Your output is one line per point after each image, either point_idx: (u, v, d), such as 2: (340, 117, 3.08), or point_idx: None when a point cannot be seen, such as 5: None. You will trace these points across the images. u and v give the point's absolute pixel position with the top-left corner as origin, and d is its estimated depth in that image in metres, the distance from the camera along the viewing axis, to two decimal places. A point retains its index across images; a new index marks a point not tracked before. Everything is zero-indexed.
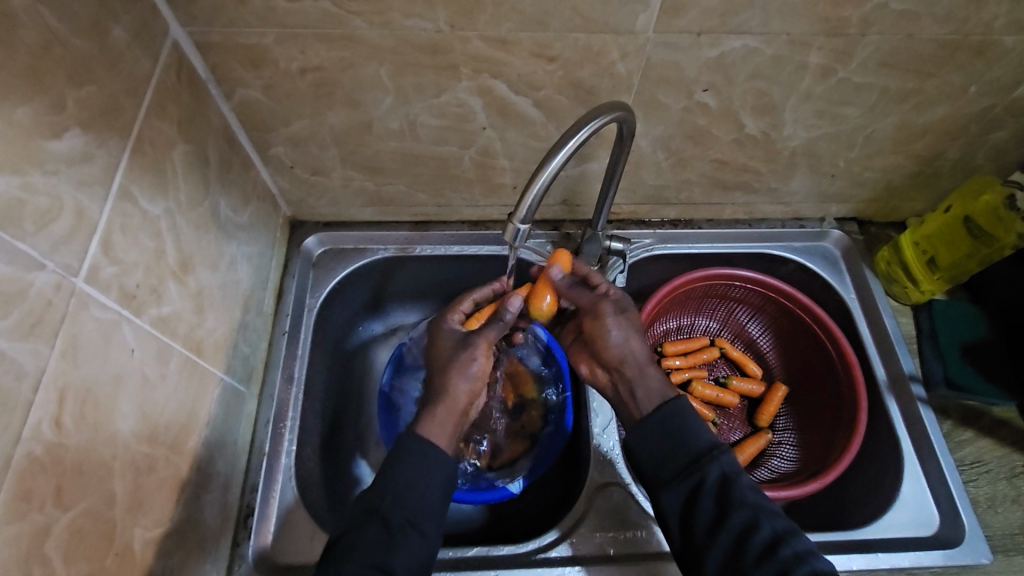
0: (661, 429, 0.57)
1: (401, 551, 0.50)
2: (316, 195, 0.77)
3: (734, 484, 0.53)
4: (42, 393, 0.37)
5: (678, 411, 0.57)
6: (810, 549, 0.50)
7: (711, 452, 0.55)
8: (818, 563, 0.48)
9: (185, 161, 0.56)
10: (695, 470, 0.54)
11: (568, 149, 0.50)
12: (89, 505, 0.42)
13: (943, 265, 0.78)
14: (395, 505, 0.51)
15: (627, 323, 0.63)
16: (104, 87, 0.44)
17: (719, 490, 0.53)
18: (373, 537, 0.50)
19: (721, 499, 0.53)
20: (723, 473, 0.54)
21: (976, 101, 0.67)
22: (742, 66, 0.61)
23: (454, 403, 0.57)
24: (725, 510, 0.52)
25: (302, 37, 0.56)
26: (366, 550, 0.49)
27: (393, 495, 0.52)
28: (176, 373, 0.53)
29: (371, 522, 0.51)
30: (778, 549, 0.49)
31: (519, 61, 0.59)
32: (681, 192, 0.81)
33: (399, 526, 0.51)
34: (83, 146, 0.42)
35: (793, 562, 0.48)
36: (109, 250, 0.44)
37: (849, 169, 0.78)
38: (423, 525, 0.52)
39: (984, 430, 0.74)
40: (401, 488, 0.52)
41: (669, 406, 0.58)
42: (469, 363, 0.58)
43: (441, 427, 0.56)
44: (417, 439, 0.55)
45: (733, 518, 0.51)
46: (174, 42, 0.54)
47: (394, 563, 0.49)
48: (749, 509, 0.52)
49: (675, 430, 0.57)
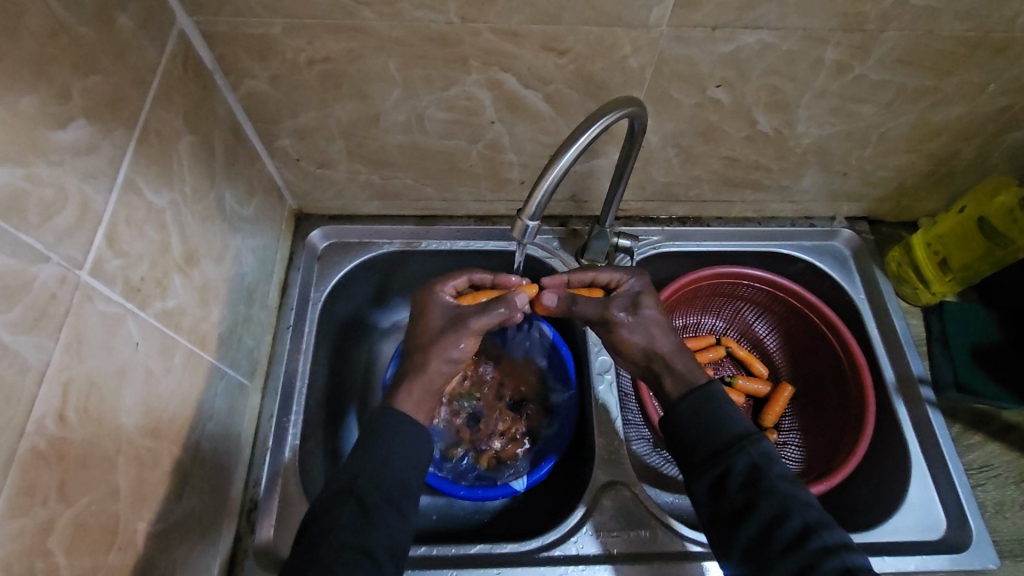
0: (690, 415, 0.56)
1: (378, 530, 0.50)
2: (321, 187, 0.77)
3: (764, 475, 0.53)
4: (45, 386, 0.37)
5: (710, 397, 0.56)
6: (840, 541, 0.50)
7: (741, 442, 0.54)
8: (848, 557, 0.49)
9: (191, 153, 0.55)
10: (724, 458, 0.54)
11: (579, 145, 0.50)
12: (93, 499, 0.41)
13: (955, 266, 0.76)
14: (369, 484, 0.51)
15: (642, 316, 0.59)
16: (110, 77, 0.44)
17: (749, 479, 0.53)
18: (350, 516, 0.50)
19: (751, 488, 0.53)
20: (752, 462, 0.53)
21: (994, 100, 0.66)
22: (757, 61, 0.60)
23: (434, 383, 0.57)
24: (754, 499, 0.52)
25: (310, 28, 0.55)
26: (342, 530, 0.49)
27: (367, 474, 0.51)
28: (181, 366, 0.53)
29: (346, 501, 0.50)
30: (807, 540, 0.50)
31: (529, 55, 0.58)
32: (690, 189, 0.80)
33: (376, 507, 0.51)
34: (88, 137, 0.41)
35: (822, 555, 0.49)
36: (114, 243, 0.44)
37: (861, 167, 0.76)
38: (400, 503, 0.52)
39: (993, 434, 0.73)
40: (380, 468, 0.52)
41: (700, 394, 0.57)
42: (452, 346, 0.57)
43: (419, 406, 0.56)
44: (405, 422, 0.54)
45: (763, 509, 0.52)
46: (181, 31, 0.53)
47: (370, 543, 0.49)
48: (779, 501, 0.52)
49: (704, 418, 0.56)
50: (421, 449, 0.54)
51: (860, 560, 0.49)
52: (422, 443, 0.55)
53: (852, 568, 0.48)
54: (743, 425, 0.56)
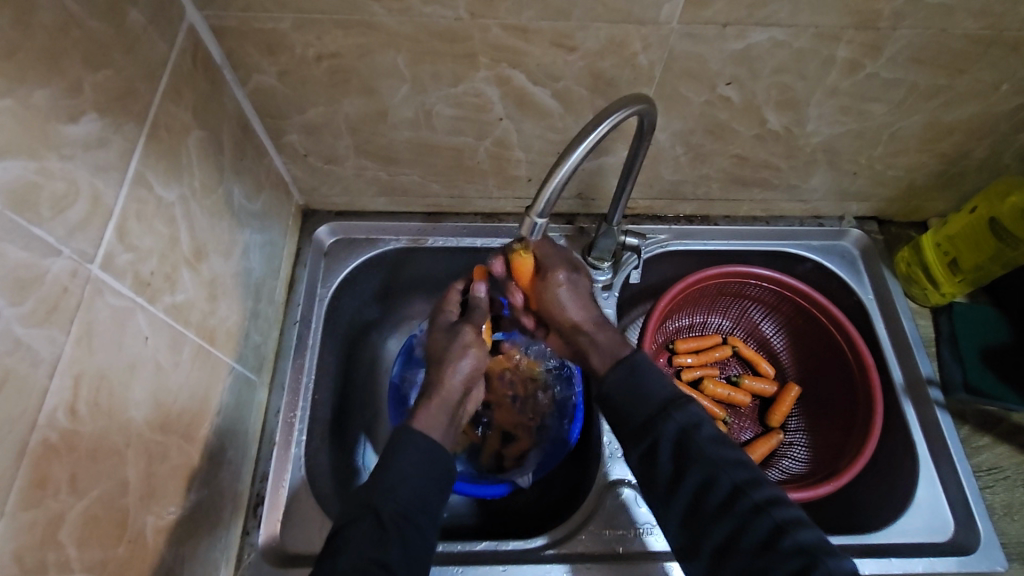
0: (618, 388, 0.58)
1: (397, 548, 0.49)
2: (329, 183, 0.77)
3: (692, 440, 0.53)
4: (57, 379, 0.37)
5: (634, 366, 0.58)
6: (769, 497, 0.51)
7: (666, 410, 0.55)
8: (778, 514, 0.50)
9: (200, 148, 0.55)
10: (651, 429, 0.55)
11: (589, 142, 0.50)
12: (102, 492, 0.41)
13: (965, 267, 0.76)
14: (384, 499, 0.51)
15: (575, 286, 0.63)
16: (121, 71, 0.44)
17: (676, 446, 0.54)
18: (363, 532, 0.49)
19: (678, 457, 0.53)
20: (679, 428, 0.54)
21: (1007, 99, 0.65)
22: (768, 59, 0.60)
23: (449, 396, 0.60)
24: (683, 468, 0.53)
25: (319, 22, 0.55)
26: (358, 546, 0.48)
27: (383, 489, 0.51)
28: (189, 361, 0.53)
29: (364, 519, 0.50)
30: (737, 502, 0.51)
31: (538, 51, 0.58)
32: (698, 187, 0.80)
33: (392, 523, 0.50)
34: (99, 131, 0.41)
35: (752, 515, 0.50)
36: (124, 237, 0.44)
37: (871, 166, 0.76)
38: (416, 520, 0.52)
39: (1002, 436, 0.73)
40: (393, 483, 0.52)
41: (624, 363, 0.58)
42: (460, 356, 0.61)
43: (435, 419, 0.58)
44: (418, 437, 0.55)
45: (691, 476, 0.52)
46: (191, 26, 0.53)
47: (389, 558, 0.49)
48: (706, 465, 0.52)
49: (631, 386, 0.57)
50: (431, 456, 0.54)
51: (790, 514, 0.50)
52: (433, 446, 0.55)
53: (782, 525, 0.49)
54: (671, 392, 0.56)
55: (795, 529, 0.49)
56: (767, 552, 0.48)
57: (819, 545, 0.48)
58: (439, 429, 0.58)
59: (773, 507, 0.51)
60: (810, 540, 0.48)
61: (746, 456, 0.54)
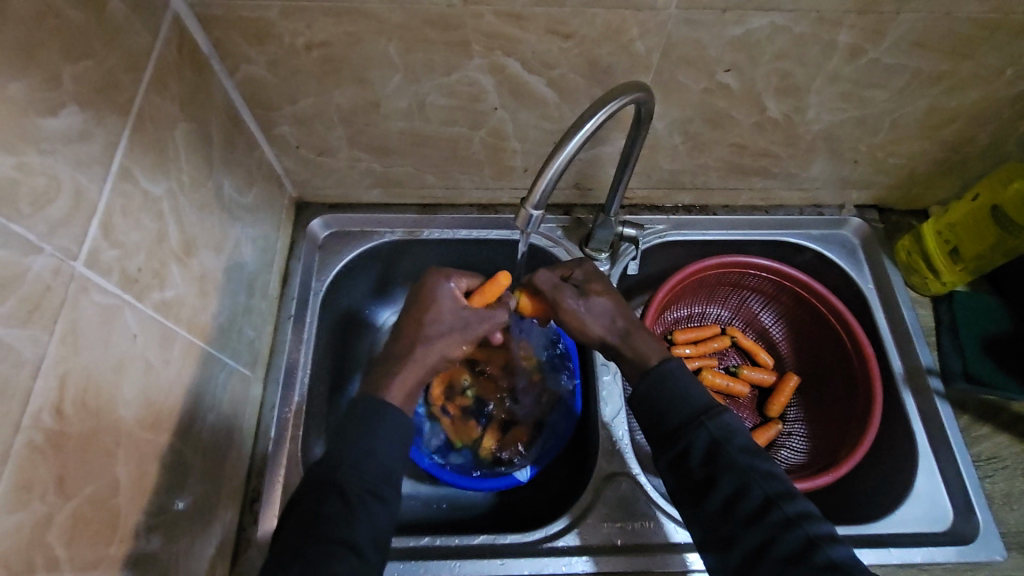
0: (650, 393, 0.56)
1: (361, 524, 0.48)
2: (322, 175, 0.75)
3: (725, 449, 0.53)
4: (41, 380, 0.36)
5: (666, 375, 0.57)
6: (802, 511, 0.50)
7: (700, 417, 0.54)
8: (810, 528, 0.49)
9: (188, 141, 0.54)
10: (683, 436, 0.54)
11: (585, 131, 0.48)
12: (92, 492, 0.41)
13: (966, 256, 0.75)
14: (350, 476, 0.50)
15: (592, 304, 0.62)
16: (102, 62, 0.42)
17: (708, 453, 0.53)
18: (335, 512, 0.48)
19: (710, 463, 0.52)
20: (712, 437, 0.53)
21: (1010, 84, 0.64)
22: (767, 45, 0.59)
23: (426, 367, 0.57)
24: (715, 474, 0.52)
25: (307, 10, 0.53)
26: (325, 526, 0.47)
27: (350, 467, 0.50)
28: (180, 358, 0.52)
29: (331, 497, 0.49)
30: (768, 513, 0.50)
31: (533, 38, 0.57)
32: (697, 176, 0.78)
33: (358, 499, 0.49)
34: (81, 124, 0.40)
35: (782, 526, 0.49)
36: (109, 233, 0.43)
37: (872, 154, 0.75)
38: (382, 493, 0.50)
39: (1002, 426, 0.72)
40: (361, 457, 0.50)
41: (654, 372, 0.57)
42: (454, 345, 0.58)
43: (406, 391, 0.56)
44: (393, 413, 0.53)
45: (723, 483, 0.52)
46: (176, 14, 0.52)
47: (355, 536, 0.47)
48: (738, 473, 0.51)
49: (665, 393, 0.56)
50: (401, 432, 0.53)
51: (823, 529, 0.49)
52: (408, 424, 0.54)
53: (814, 539, 0.48)
54: (706, 399, 0.56)
55: (827, 544, 0.48)
56: (796, 566, 0.47)
57: (851, 561, 0.47)
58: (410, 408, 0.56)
59: (805, 520, 0.50)
60: (842, 556, 0.47)
61: (780, 469, 0.54)
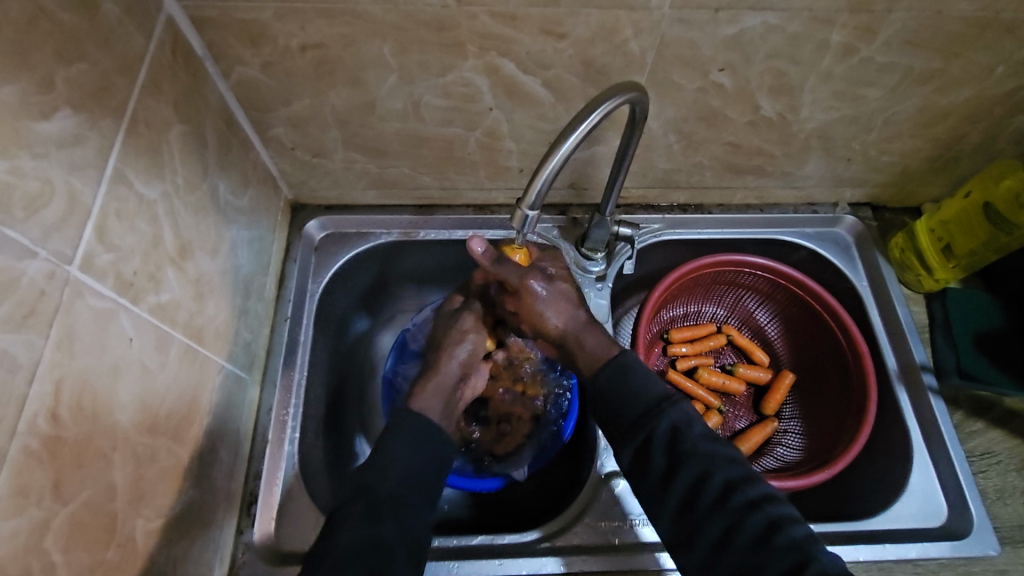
0: (609, 386, 0.57)
1: (392, 524, 0.49)
2: (317, 177, 0.75)
3: (685, 436, 0.53)
4: (37, 384, 0.36)
5: (626, 365, 0.58)
6: (765, 494, 0.50)
7: (660, 405, 0.55)
8: (772, 510, 0.49)
9: (182, 143, 0.54)
10: (645, 425, 0.55)
11: (581, 132, 0.49)
12: (90, 496, 0.41)
13: (958, 252, 0.75)
14: (381, 481, 0.51)
15: (553, 291, 0.62)
16: (95, 64, 0.42)
17: (670, 442, 0.53)
18: (360, 512, 0.49)
19: (672, 452, 0.53)
20: (672, 425, 0.54)
21: (1001, 82, 0.65)
22: (761, 44, 0.59)
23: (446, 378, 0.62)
24: (677, 462, 0.52)
25: (302, 12, 0.53)
26: (357, 523, 0.48)
27: (378, 471, 0.52)
28: (177, 360, 0.52)
29: (358, 500, 0.50)
30: (730, 498, 0.50)
31: (528, 38, 0.57)
32: (692, 176, 0.79)
33: (386, 501, 0.50)
34: (74, 127, 0.40)
35: (744, 510, 0.49)
36: (104, 237, 0.43)
37: (865, 152, 0.75)
38: (410, 498, 0.52)
39: (995, 421, 0.73)
40: (385, 465, 0.52)
41: (614, 362, 0.58)
42: (460, 346, 0.64)
43: (432, 398, 0.60)
44: (417, 425, 0.56)
45: (684, 471, 0.52)
46: (169, 16, 0.52)
47: (382, 532, 0.49)
48: (699, 459, 0.52)
49: (626, 384, 0.57)
50: (428, 443, 0.55)
51: (785, 510, 0.49)
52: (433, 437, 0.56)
53: (777, 520, 0.48)
54: (663, 389, 0.57)
55: (789, 526, 0.48)
56: (763, 550, 0.47)
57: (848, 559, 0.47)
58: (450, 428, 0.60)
59: (768, 504, 0.50)
60: (803, 536, 0.48)
61: (740, 455, 0.54)
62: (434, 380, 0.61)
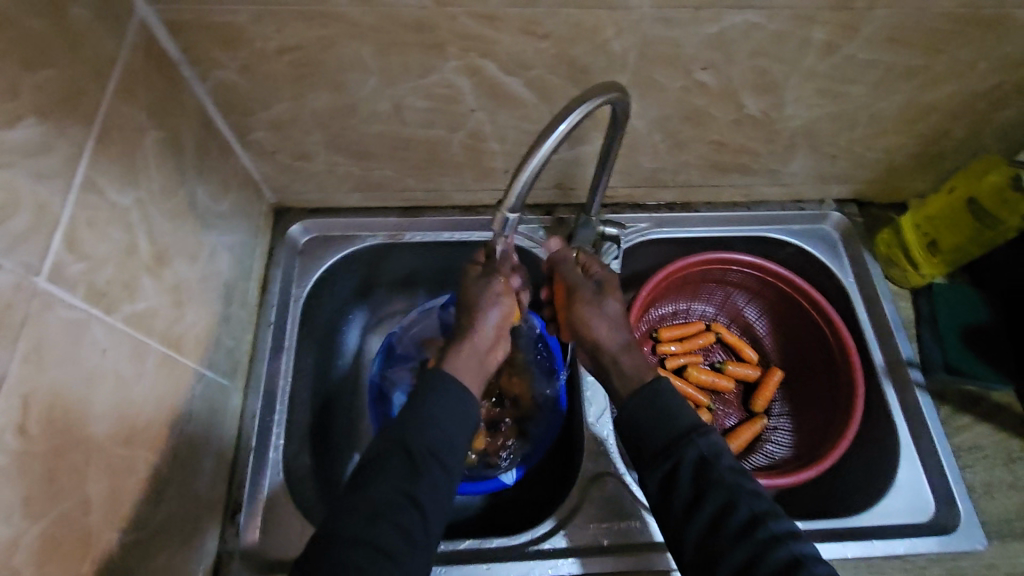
0: (638, 410, 0.57)
1: (425, 480, 0.51)
2: (300, 180, 0.74)
3: (713, 466, 0.53)
4: (3, 399, 0.35)
5: (657, 392, 0.57)
6: (789, 531, 0.50)
7: (690, 434, 0.55)
8: (796, 546, 0.49)
9: (158, 149, 0.53)
10: (673, 452, 0.54)
11: (559, 133, 0.48)
12: (63, 512, 0.40)
13: (944, 247, 0.76)
14: (417, 437, 0.52)
15: (606, 306, 0.63)
16: (63, 71, 0.41)
17: (698, 471, 0.53)
18: (397, 468, 0.51)
19: (699, 480, 0.53)
20: (701, 455, 0.54)
21: (984, 78, 0.65)
22: (743, 42, 0.59)
23: (476, 349, 0.60)
24: (704, 491, 0.52)
25: (278, 14, 0.52)
26: (392, 478, 0.50)
27: (416, 425, 0.53)
28: (155, 370, 0.51)
29: (397, 455, 0.51)
30: (755, 530, 0.50)
31: (508, 39, 0.56)
32: (678, 174, 0.78)
33: (421, 459, 0.51)
34: (40, 136, 0.39)
35: (769, 544, 0.49)
36: (74, 246, 0.42)
37: (850, 149, 0.75)
38: (446, 460, 0.53)
39: (982, 415, 0.73)
40: (425, 422, 0.53)
41: (646, 388, 0.58)
42: (489, 314, 0.60)
43: (465, 368, 0.58)
44: (452, 379, 0.55)
45: (711, 500, 0.52)
46: (142, 20, 0.51)
47: (416, 492, 0.50)
48: (727, 490, 0.52)
49: (657, 408, 0.57)
50: (466, 400, 0.55)
51: (807, 548, 0.49)
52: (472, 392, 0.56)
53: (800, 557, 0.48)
54: (693, 418, 0.56)
55: (811, 563, 0.48)
56: None
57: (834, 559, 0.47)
58: (479, 392, 0.59)
59: (791, 541, 0.50)
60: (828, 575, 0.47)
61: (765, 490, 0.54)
62: (467, 343, 0.60)
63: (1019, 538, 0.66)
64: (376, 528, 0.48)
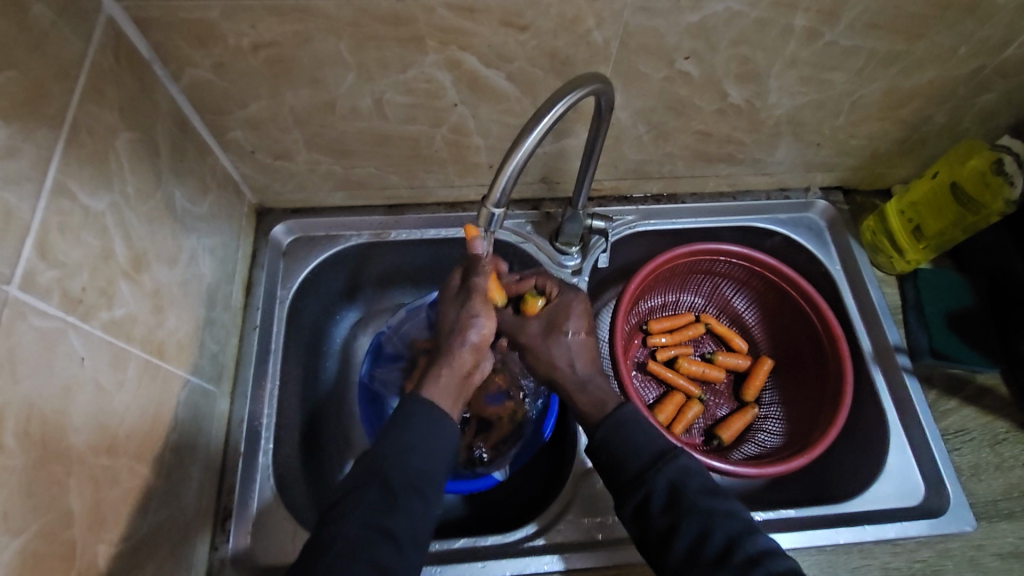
0: (610, 439, 0.57)
1: (402, 514, 0.50)
2: (281, 180, 0.73)
3: (682, 493, 0.53)
4: None
5: (622, 423, 0.57)
6: (764, 549, 0.50)
7: (656, 464, 0.55)
8: (771, 565, 0.48)
9: (131, 150, 0.52)
10: (642, 483, 0.54)
11: (543, 126, 0.47)
12: (44, 526, 0.39)
13: (929, 234, 0.76)
14: (396, 467, 0.51)
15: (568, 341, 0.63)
16: (27, 72, 0.40)
17: (669, 498, 0.53)
18: (374, 501, 0.50)
19: (671, 509, 0.53)
20: (669, 482, 0.54)
21: (964, 63, 0.65)
22: (725, 30, 0.58)
23: (457, 367, 0.58)
24: (677, 520, 0.52)
25: (252, 10, 0.51)
26: (367, 510, 0.49)
27: (393, 456, 0.52)
28: (136, 378, 0.50)
29: (373, 484, 0.51)
30: (731, 553, 0.50)
31: (488, 31, 0.55)
32: (663, 166, 0.78)
33: (400, 490, 0.51)
34: (6, 139, 0.38)
35: (746, 566, 0.49)
36: (46, 253, 0.41)
37: (834, 137, 0.75)
38: (423, 489, 0.52)
39: (968, 399, 0.74)
40: (402, 452, 0.52)
41: (612, 418, 0.58)
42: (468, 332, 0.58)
43: (443, 388, 0.57)
44: (426, 405, 0.55)
45: (684, 528, 0.51)
46: (110, 18, 0.49)
47: (393, 525, 0.49)
48: (699, 517, 0.52)
49: (621, 441, 0.57)
50: (442, 431, 0.54)
51: (785, 564, 0.49)
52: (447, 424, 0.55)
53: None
54: None
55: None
56: None
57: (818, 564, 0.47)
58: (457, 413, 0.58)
59: (768, 559, 0.50)
60: None
61: (741, 508, 0.54)
62: (444, 363, 0.58)
63: (1005, 519, 0.67)
64: (354, 563, 0.46)
